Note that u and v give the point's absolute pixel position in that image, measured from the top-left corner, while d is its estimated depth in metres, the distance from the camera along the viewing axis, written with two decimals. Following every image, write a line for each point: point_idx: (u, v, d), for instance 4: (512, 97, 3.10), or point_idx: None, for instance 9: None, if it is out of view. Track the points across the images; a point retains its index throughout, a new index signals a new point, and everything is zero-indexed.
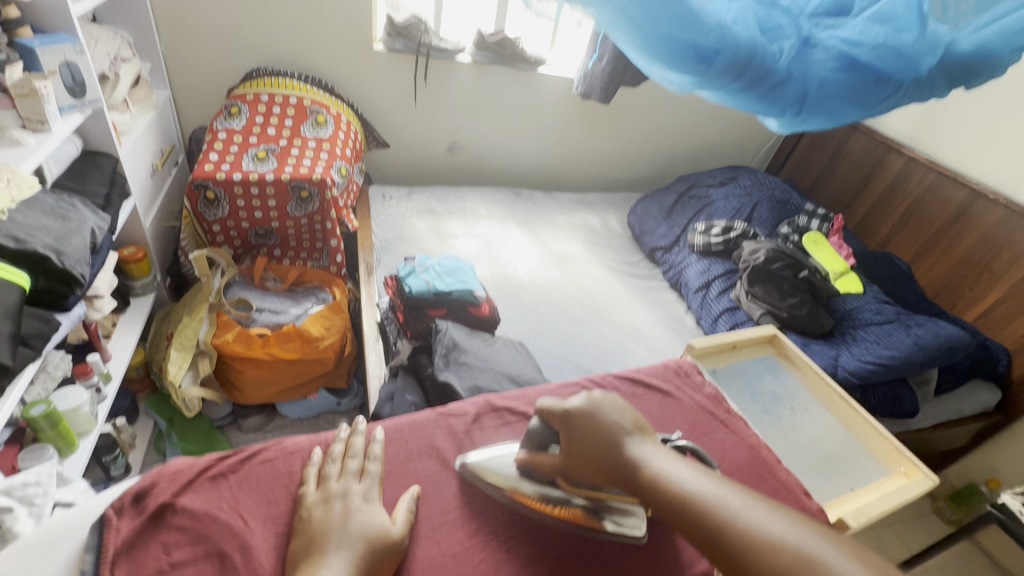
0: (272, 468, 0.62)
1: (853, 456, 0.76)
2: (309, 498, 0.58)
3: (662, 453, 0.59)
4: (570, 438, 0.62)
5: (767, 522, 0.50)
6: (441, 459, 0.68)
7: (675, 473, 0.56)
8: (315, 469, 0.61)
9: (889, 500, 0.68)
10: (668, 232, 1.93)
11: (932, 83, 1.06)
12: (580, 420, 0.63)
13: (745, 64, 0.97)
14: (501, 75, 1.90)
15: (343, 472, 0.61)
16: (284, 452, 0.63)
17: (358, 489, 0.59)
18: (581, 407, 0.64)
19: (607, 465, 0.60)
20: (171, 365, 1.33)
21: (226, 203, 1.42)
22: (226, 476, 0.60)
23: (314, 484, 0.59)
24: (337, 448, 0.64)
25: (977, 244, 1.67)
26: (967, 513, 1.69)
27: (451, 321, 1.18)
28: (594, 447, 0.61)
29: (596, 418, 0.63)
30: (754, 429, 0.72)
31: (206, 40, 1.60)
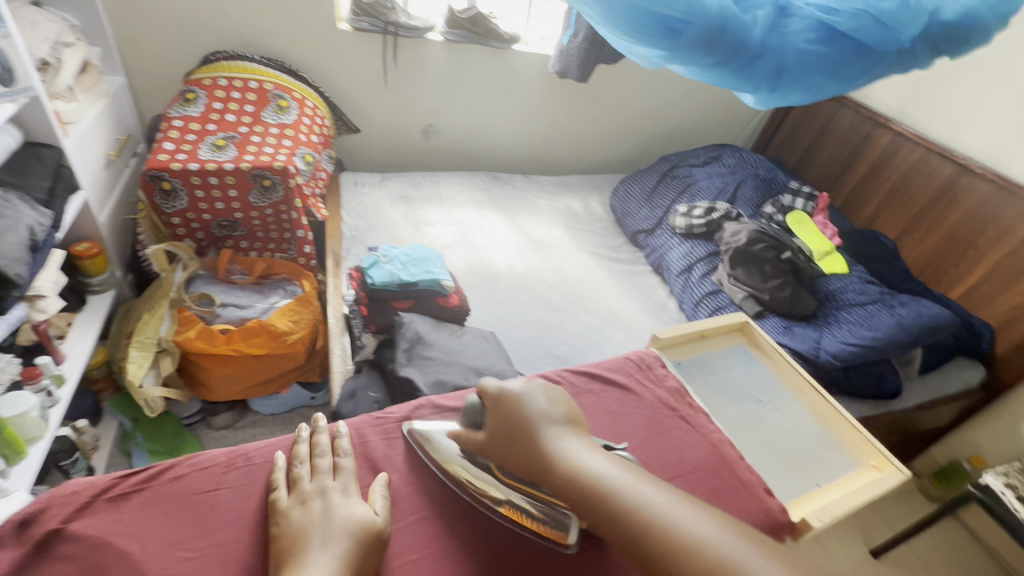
0: (183, 485, 0.58)
1: (822, 451, 0.72)
2: (281, 504, 0.56)
3: (584, 446, 0.58)
4: (497, 425, 0.62)
5: (692, 523, 0.49)
6: (373, 470, 0.64)
7: (594, 468, 0.55)
8: (284, 473, 0.60)
9: (857, 497, 0.65)
10: (650, 215, 1.87)
11: (916, 55, 1.01)
12: (508, 406, 0.63)
13: (717, 36, 0.91)
14: (476, 53, 1.82)
15: (314, 471, 0.60)
16: (197, 467, 0.60)
17: (335, 486, 0.59)
18: (513, 394, 0.64)
19: (528, 457, 0.58)
20: (130, 364, 1.28)
21: (184, 194, 1.36)
22: (128, 497, 0.56)
23: (286, 489, 0.58)
24: (302, 449, 0.63)
25: (962, 220, 1.63)
26: (950, 489, 1.68)
27: (416, 313, 1.14)
28: (518, 436, 0.60)
29: (527, 407, 0.62)
30: (718, 425, 0.69)
31: (159, 22, 1.51)
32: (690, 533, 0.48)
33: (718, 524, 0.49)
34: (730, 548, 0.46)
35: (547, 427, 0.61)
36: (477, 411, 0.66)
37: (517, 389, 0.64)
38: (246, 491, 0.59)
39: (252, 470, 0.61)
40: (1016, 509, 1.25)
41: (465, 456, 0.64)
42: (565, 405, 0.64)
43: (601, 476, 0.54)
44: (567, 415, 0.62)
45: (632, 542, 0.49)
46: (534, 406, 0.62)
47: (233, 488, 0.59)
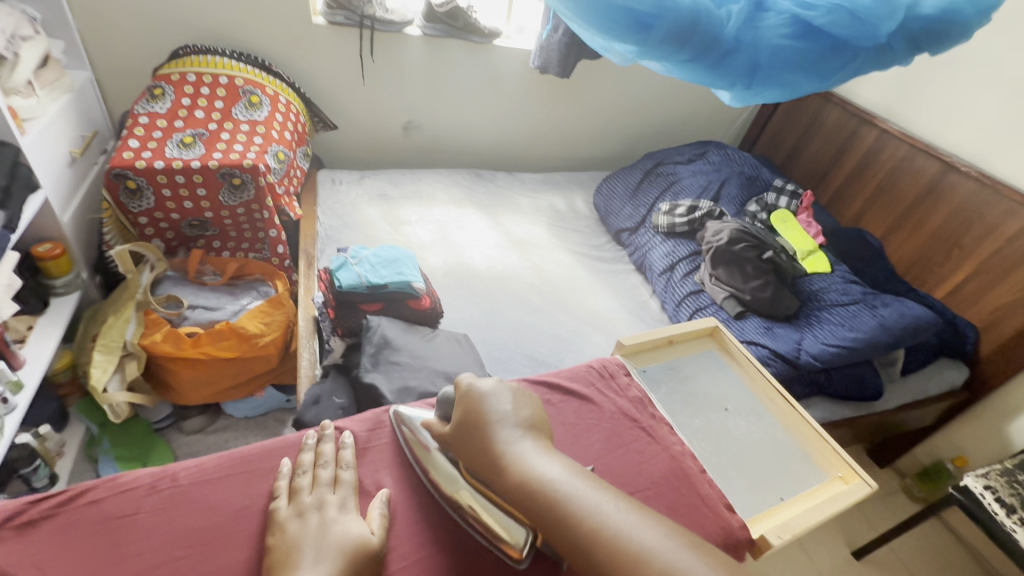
0: (98, 512, 0.55)
1: (787, 462, 0.70)
2: (281, 514, 0.57)
3: (539, 449, 0.57)
4: (461, 424, 0.61)
5: (639, 531, 0.49)
6: None
7: (547, 473, 0.54)
8: (286, 482, 0.60)
9: (820, 513, 0.64)
10: (634, 213, 1.85)
11: (894, 50, 0.98)
12: (472, 403, 0.62)
13: (689, 31, 0.88)
14: (456, 48, 1.78)
15: (314, 483, 0.60)
16: (117, 490, 0.57)
17: (333, 500, 0.58)
18: (478, 392, 0.63)
19: (484, 458, 0.57)
20: (93, 369, 1.24)
21: (150, 193, 1.31)
22: (39, 523, 0.54)
23: (286, 499, 0.59)
24: (307, 458, 0.63)
25: (947, 219, 1.61)
26: (934, 490, 1.67)
27: (386, 316, 1.11)
28: (477, 436, 0.59)
29: (488, 408, 0.61)
30: (680, 436, 0.68)
31: (126, 15, 1.47)
32: (639, 544, 0.47)
33: (666, 533, 0.49)
34: (676, 561, 0.46)
35: (508, 428, 0.59)
36: (448, 404, 0.66)
37: (482, 387, 0.63)
38: (165, 517, 0.56)
39: (177, 491, 0.58)
40: (996, 511, 1.24)
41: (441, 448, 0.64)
42: (529, 405, 0.63)
43: (552, 482, 0.53)
44: (527, 417, 0.61)
45: (577, 550, 0.49)
46: (495, 406, 0.61)
47: (153, 513, 0.56)
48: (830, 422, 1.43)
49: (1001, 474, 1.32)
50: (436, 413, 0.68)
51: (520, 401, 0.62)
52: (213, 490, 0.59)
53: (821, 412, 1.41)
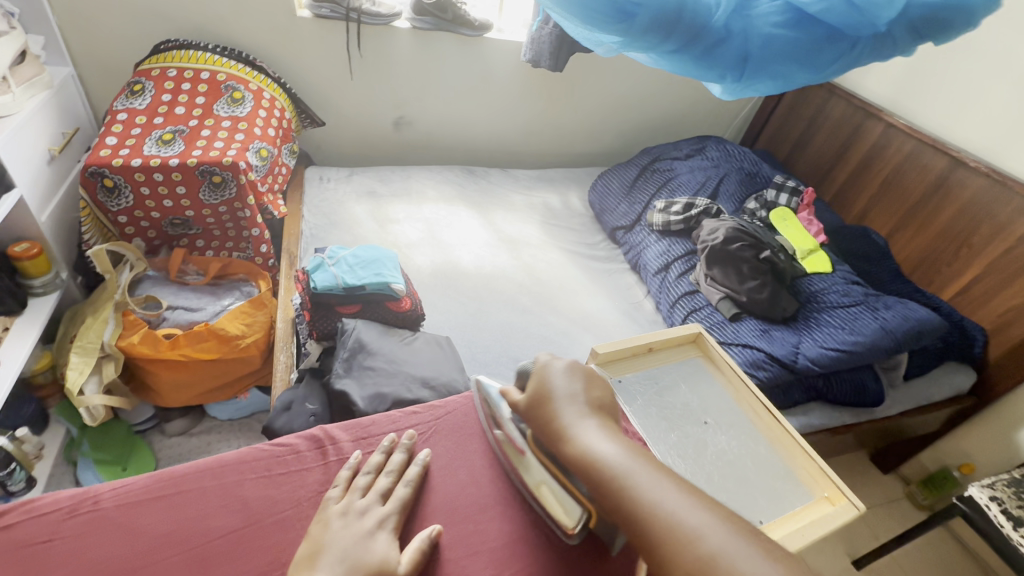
0: (13, 535, 0.55)
1: (766, 482, 0.69)
2: (331, 505, 0.60)
3: (601, 427, 0.58)
4: (531, 397, 0.63)
5: (688, 514, 0.48)
6: (248, 513, 0.60)
7: (602, 450, 0.55)
8: (347, 478, 0.64)
9: (802, 537, 0.63)
10: (630, 210, 1.80)
11: (895, 39, 0.92)
12: (543, 379, 0.64)
13: (674, 20, 0.84)
14: (445, 42, 1.74)
15: (368, 488, 0.63)
16: (32, 515, 0.57)
17: (378, 512, 0.59)
18: (549, 369, 0.64)
19: (547, 430, 0.60)
20: (70, 371, 1.23)
21: (128, 191, 1.28)
22: None
23: (340, 491, 0.62)
24: (376, 458, 0.66)
25: (955, 217, 1.55)
26: (939, 498, 1.61)
27: (363, 319, 1.08)
28: (542, 409, 0.61)
29: (554, 385, 0.63)
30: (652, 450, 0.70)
31: (107, 9, 1.44)
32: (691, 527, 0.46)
33: (716, 519, 0.47)
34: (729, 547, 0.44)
35: (573, 405, 0.61)
36: (525, 377, 0.69)
37: (552, 364, 0.65)
38: (80, 544, 0.55)
39: (97, 516, 0.58)
40: (1002, 524, 1.19)
41: (515, 419, 0.67)
42: (593, 384, 0.64)
43: (607, 458, 0.54)
44: (594, 397, 0.62)
45: (627, 523, 0.50)
46: (562, 384, 0.63)
47: (69, 539, 0.56)
48: (828, 428, 1.37)
49: (1009, 484, 1.27)
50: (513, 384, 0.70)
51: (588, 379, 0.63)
52: (137, 514, 0.58)
53: (819, 417, 1.35)
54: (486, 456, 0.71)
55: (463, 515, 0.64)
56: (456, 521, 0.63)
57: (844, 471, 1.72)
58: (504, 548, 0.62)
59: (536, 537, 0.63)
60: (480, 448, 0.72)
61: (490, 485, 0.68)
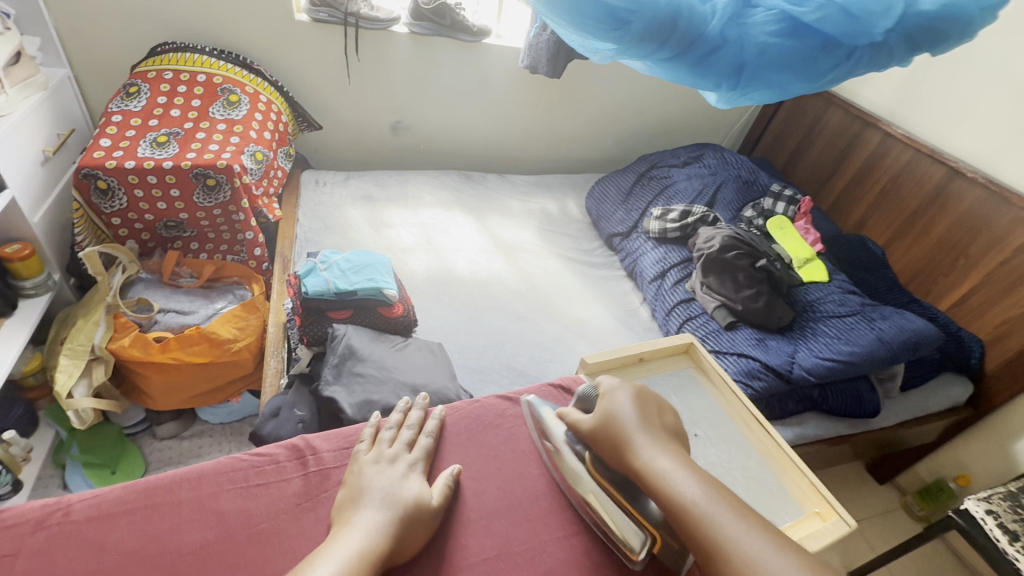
0: None
1: (754, 497, 0.69)
2: (362, 455, 0.66)
3: (672, 453, 0.57)
4: (596, 421, 0.63)
5: (772, 559, 0.46)
6: (223, 526, 0.59)
7: (675, 476, 0.54)
8: (371, 431, 0.70)
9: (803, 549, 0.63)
10: (626, 217, 1.79)
11: (892, 50, 0.92)
12: (608, 403, 0.63)
13: (669, 28, 0.83)
14: (443, 47, 1.73)
15: (395, 439, 0.69)
16: (1, 528, 0.56)
17: (407, 458, 0.66)
18: (612, 393, 0.64)
19: (620, 454, 0.59)
20: (59, 374, 1.22)
21: (122, 193, 1.28)
22: None
23: (369, 443, 0.68)
24: (395, 416, 0.73)
25: (952, 227, 1.54)
26: (935, 509, 1.60)
27: (353, 325, 1.07)
28: (612, 434, 0.61)
29: (622, 409, 0.62)
30: None
31: (105, 13, 1.44)
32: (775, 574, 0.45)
33: (799, 565, 0.46)
34: None
35: (641, 429, 0.60)
36: (586, 401, 0.67)
37: (619, 388, 0.64)
38: (46, 559, 0.54)
39: (68, 528, 0.57)
40: (998, 538, 1.18)
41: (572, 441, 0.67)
42: (660, 409, 0.63)
43: (682, 488, 0.53)
44: (663, 422, 0.62)
45: (707, 560, 0.49)
46: (625, 407, 0.62)
47: (34, 554, 0.54)
48: (824, 439, 1.36)
49: (1004, 497, 1.25)
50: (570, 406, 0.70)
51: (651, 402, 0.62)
52: (110, 527, 0.57)
53: (814, 428, 1.34)
54: (469, 468, 0.70)
55: (441, 533, 0.63)
56: (437, 535, 0.63)
57: (839, 481, 1.71)
58: (484, 562, 0.61)
59: (516, 555, 0.63)
60: (463, 461, 0.71)
61: (472, 499, 0.67)
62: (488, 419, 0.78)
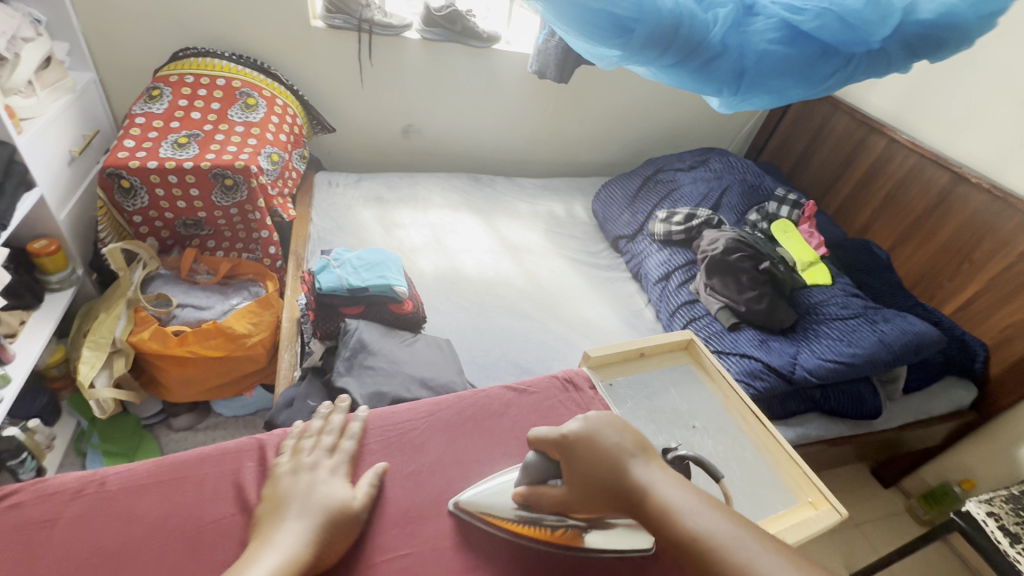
0: (23, 513, 0.58)
1: (751, 487, 0.71)
2: (282, 468, 0.62)
3: (669, 477, 0.57)
4: (573, 468, 0.60)
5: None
6: (243, 501, 0.62)
7: (679, 502, 0.54)
8: (292, 442, 0.66)
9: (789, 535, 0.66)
10: (632, 220, 1.82)
11: (890, 57, 0.95)
12: (581, 447, 0.60)
13: (671, 35, 0.87)
14: (454, 52, 1.78)
15: (317, 446, 0.66)
16: (41, 496, 0.59)
17: (328, 464, 0.63)
18: (581, 434, 0.61)
19: (615, 492, 0.57)
20: (82, 365, 1.27)
21: (144, 192, 1.33)
22: None
23: (289, 455, 0.65)
24: (316, 423, 0.69)
25: (956, 233, 1.55)
26: (939, 513, 1.60)
27: (365, 320, 1.11)
28: (598, 475, 0.58)
29: (600, 448, 0.59)
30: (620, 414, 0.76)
31: (130, 19, 1.50)
32: None
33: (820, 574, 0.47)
34: None
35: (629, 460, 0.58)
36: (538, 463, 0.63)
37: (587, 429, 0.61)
38: (83, 525, 0.58)
39: (103, 497, 0.60)
40: (999, 539, 1.18)
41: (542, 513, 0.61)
42: (638, 433, 0.62)
43: (687, 511, 0.53)
44: (641, 447, 0.60)
45: None
46: (606, 437, 0.60)
47: (72, 520, 0.58)
48: (826, 439, 1.37)
49: (1006, 500, 1.26)
50: (521, 484, 0.63)
51: (627, 431, 0.61)
52: (140, 497, 0.61)
53: (815, 428, 1.36)
54: None
55: None
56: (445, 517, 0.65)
57: (843, 484, 1.71)
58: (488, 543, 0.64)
59: None
60: None
61: None
62: (494, 408, 0.76)
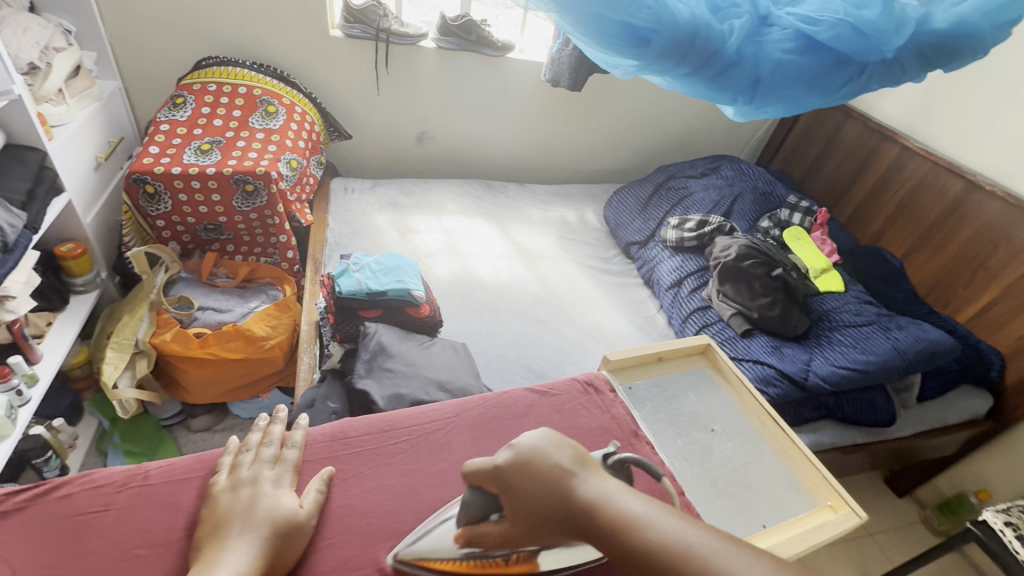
0: (69, 504, 0.60)
1: (770, 490, 0.73)
2: (218, 486, 0.60)
3: (615, 486, 0.51)
4: (513, 502, 0.54)
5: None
6: None
7: (632, 510, 0.48)
8: (230, 458, 0.64)
9: (805, 541, 0.66)
10: (644, 226, 1.83)
11: (903, 66, 0.96)
12: (518, 477, 0.54)
13: (686, 46, 0.88)
14: (469, 61, 1.81)
15: (256, 459, 0.64)
16: (87, 486, 0.61)
17: (270, 476, 0.62)
18: (514, 464, 0.55)
19: (560, 520, 0.51)
20: (105, 365, 1.30)
21: (167, 197, 1.36)
22: (11, 514, 0.58)
23: (226, 472, 0.62)
24: (254, 438, 0.66)
25: (973, 237, 1.54)
26: (956, 524, 1.59)
27: (383, 323, 1.13)
28: (540, 507, 0.52)
29: (536, 475, 0.53)
30: (637, 416, 0.78)
31: (156, 29, 1.54)
32: None
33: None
34: None
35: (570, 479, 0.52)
36: (481, 498, 0.58)
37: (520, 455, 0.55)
38: (128, 515, 0.59)
39: (146, 490, 0.62)
40: (1018, 550, 1.17)
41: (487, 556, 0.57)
42: (577, 443, 0.56)
43: (642, 519, 0.47)
44: (583, 461, 0.54)
45: None
46: (541, 457, 0.54)
47: (120, 510, 0.60)
48: (840, 447, 1.38)
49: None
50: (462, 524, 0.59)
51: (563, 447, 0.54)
52: (177, 490, 0.62)
53: (829, 436, 1.36)
54: None
55: None
56: None
57: (857, 493, 1.70)
58: None
59: None
60: None
61: None
62: (517, 409, 0.77)
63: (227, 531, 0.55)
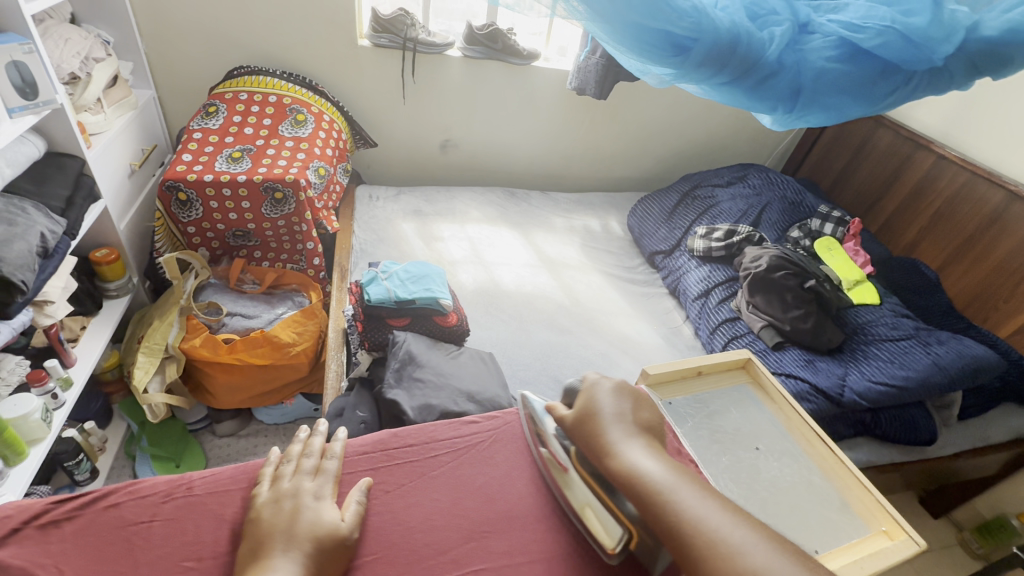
0: (117, 515, 0.59)
1: (819, 511, 0.71)
2: (260, 499, 0.60)
3: (647, 449, 0.55)
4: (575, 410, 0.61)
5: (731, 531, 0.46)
6: None
7: (649, 468, 0.52)
8: (272, 469, 0.64)
9: (862, 568, 0.65)
10: (669, 235, 1.81)
11: (951, 73, 0.93)
12: (589, 398, 0.61)
13: (727, 54, 0.87)
14: (493, 70, 1.81)
15: (297, 471, 0.63)
16: (134, 496, 0.61)
17: (311, 487, 0.61)
18: (600, 388, 0.62)
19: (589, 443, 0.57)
20: (136, 370, 1.32)
21: (199, 204, 1.37)
22: (60, 524, 0.58)
23: (268, 485, 0.62)
24: (296, 448, 0.66)
25: (1013, 251, 1.49)
26: (997, 547, 1.52)
27: (412, 332, 1.12)
28: (588, 426, 0.58)
29: (602, 405, 0.60)
30: (677, 433, 0.76)
31: (191, 40, 1.58)
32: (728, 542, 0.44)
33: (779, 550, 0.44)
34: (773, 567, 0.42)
35: (617, 425, 0.58)
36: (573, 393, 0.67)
37: (599, 387, 0.62)
38: (175, 526, 0.59)
39: (192, 501, 0.62)
40: None
41: (561, 436, 0.66)
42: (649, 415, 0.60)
43: (654, 476, 0.51)
44: (641, 418, 0.59)
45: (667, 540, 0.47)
46: (612, 403, 0.60)
47: (167, 521, 0.59)
48: (876, 465, 1.33)
49: None
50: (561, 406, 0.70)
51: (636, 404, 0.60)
52: (221, 502, 0.62)
53: (865, 453, 1.32)
54: None
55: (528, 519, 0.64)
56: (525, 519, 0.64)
57: None
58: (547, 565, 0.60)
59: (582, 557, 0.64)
60: None
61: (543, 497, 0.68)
62: None
63: (272, 549, 0.54)
